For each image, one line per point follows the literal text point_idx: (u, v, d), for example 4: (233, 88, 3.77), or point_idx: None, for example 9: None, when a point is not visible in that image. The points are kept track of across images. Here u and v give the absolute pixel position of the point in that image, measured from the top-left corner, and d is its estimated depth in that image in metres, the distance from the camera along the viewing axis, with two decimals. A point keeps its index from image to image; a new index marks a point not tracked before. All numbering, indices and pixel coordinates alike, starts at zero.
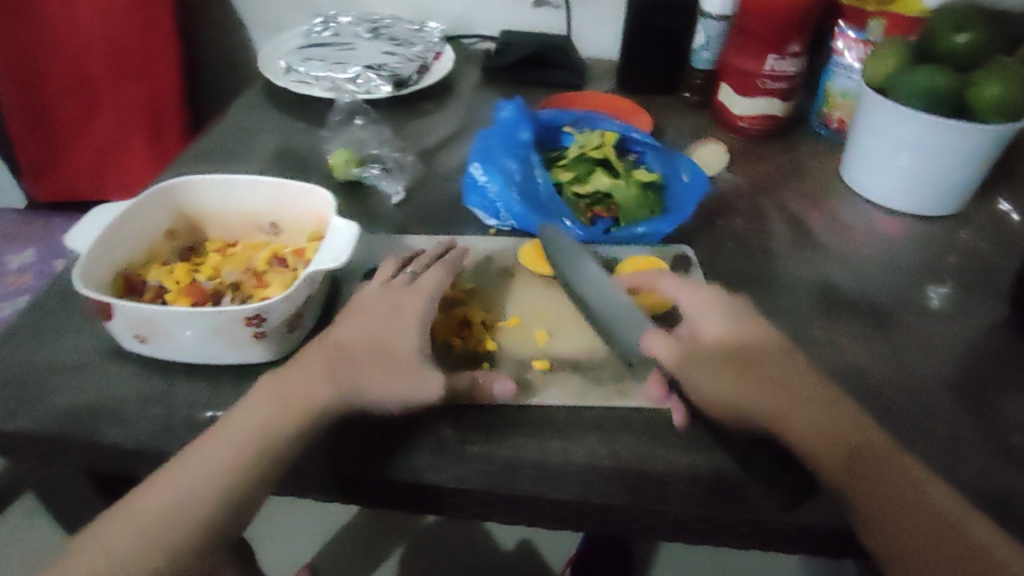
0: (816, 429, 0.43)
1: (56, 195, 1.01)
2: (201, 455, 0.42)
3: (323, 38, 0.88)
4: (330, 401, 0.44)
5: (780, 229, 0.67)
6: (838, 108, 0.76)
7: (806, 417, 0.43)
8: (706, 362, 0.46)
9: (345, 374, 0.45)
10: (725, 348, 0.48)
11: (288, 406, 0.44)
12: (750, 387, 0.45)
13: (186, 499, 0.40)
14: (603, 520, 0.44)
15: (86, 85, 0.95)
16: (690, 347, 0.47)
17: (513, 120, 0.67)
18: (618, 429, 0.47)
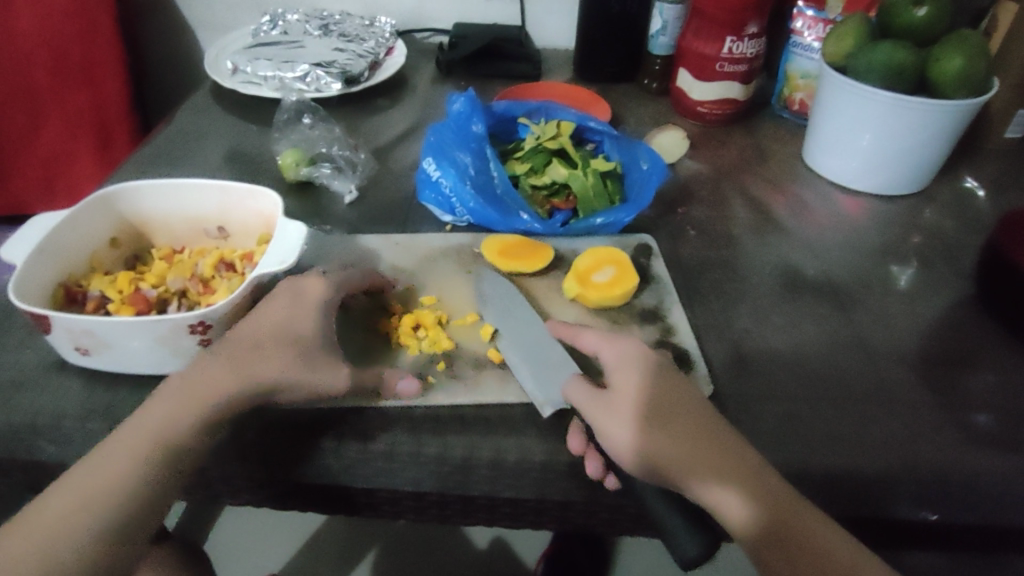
0: (745, 511, 0.38)
1: (2, 210, 0.97)
2: (79, 483, 0.38)
3: (271, 37, 0.85)
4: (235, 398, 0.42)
5: (744, 213, 0.65)
6: (799, 90, 0.75)
7: (734, 498, 0.38)
8: (628, 428, 0.41)
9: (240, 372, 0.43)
10: (650, 410, 0.41)
11: (175, 414, 0.40)
12: (675, 460, 0.39)
13: (62, 535, 0.37)
14: (553, 513, 0.46)
15: (26, 93, 0.90)
16: (613, 408, 0.42)
17: (466, 112, 0.64)
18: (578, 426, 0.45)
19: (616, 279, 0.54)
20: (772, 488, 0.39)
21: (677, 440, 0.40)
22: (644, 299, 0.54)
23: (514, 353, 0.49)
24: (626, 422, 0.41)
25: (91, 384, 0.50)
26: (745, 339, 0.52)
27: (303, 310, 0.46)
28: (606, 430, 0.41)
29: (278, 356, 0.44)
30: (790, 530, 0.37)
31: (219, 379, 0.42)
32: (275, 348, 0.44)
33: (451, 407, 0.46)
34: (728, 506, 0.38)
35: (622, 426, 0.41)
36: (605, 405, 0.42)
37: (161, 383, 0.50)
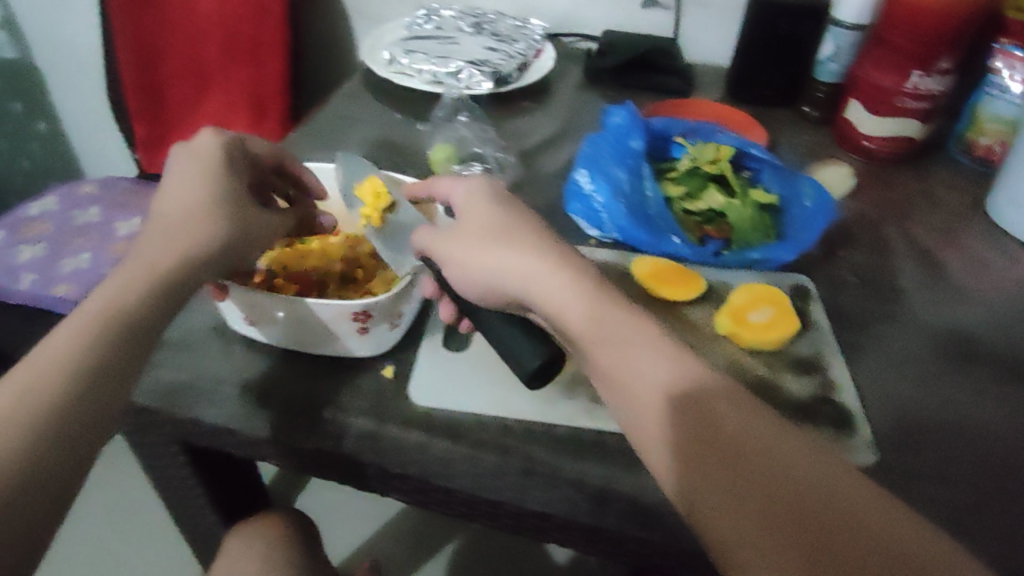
0: (634, 373, 0.36)
1: (164, 169, 1.07)
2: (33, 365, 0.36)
3: (426, 30, 0.87)
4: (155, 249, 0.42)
5: (908, 263, 0.60)
6: (985, 134, 0.68)
7: (610, 349, 0.37)
8: (490, 257, 0.41)
9: (169, 218, 0.44)
10: (485, 236, 0.43)
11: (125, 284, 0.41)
12: (528, 294, 0.40)
13: (19, 418, 0.34)
14: (675, 558, 0.44)
15: (198, 66, 0.98)
16: (455, 236, 0.44)
17: (625, 126, 0.64)
18: None
19: (772, 320, 0.51)
20: (666, 358, 0.37)
21: (495, 266, 0.41)
22: (800, 347, 0.51)
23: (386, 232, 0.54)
24: (467, 254, 0.43)
25: (249, 353, 0.52)
26: (912, 405, 0.48)
27: (194, 168, 0.46)
28: (454, 263, 0.44)
29: (195, 224, 0.43)
30: (710, 417, 0.34)
31: (143, 266, 0.41)
32: (178, 220, 0.44)
33: (594, 431, 0.46)
34: (605, 356, 0.37)
35: (456, 258, 0.43)
36: (462, 238, 0.44)
37: (310, 363, 0.51)
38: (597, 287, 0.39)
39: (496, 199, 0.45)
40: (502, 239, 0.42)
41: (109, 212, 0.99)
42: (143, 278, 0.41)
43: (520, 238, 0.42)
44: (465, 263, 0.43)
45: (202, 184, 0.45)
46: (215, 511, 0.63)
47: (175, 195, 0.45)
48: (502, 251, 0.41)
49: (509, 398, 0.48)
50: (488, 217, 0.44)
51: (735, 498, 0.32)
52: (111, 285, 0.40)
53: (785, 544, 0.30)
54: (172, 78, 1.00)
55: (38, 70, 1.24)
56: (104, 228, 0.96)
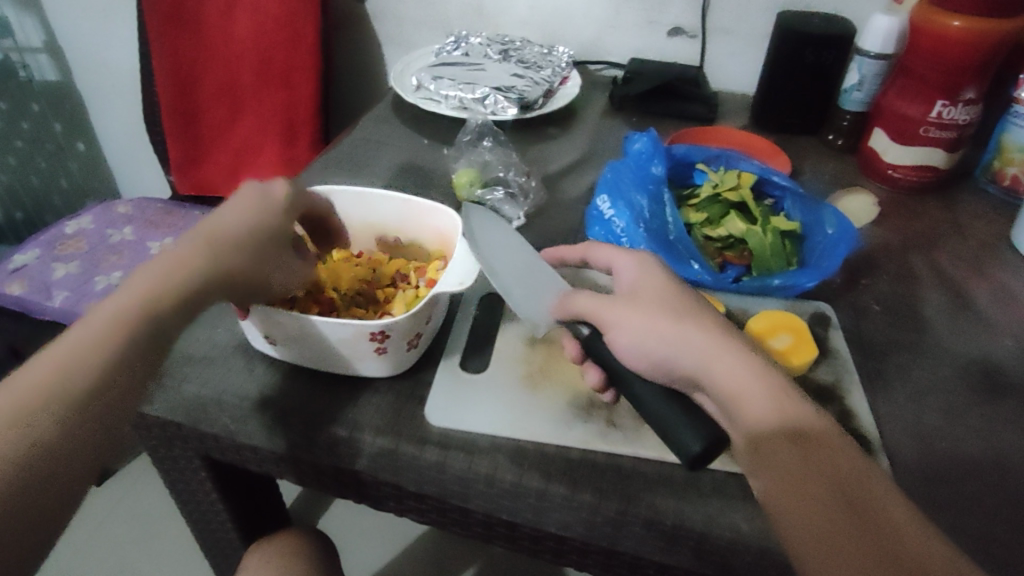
0: (793, 460, 0.37)
1: (196, 188, 1.10)
2: (73, 338, 0.37)
3: (455, 57, 0.89)
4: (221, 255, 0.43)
5: (933, 292, 0.60)
6: (1012, 164, 0.68)
7: (780, 431, 0.38)
8: (664, 330, 0.42)
9: (231, 238, 0.45)
10: (668, 309, 0.43)
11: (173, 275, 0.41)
12: (697, 363, 0.41)
13: (71, 384, 0.36)
14: None
15: (233, 89, 1.02)
16: (631, 305, 0.44)
17: (647, 152, 0.64)
18: (735, 497, 0.44)
19: (793, 348, 0.51)
20: (778, 382, 0.40)
21: (664, 335, 0.42)
22: (821, 374, 0.51)
23: (515, 274, 0.53)
24: (638, 319, 0.43)
25: (274, 370, 0.52)
26: (939, 437, 0.47)
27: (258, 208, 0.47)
28: (622, 327, 0.44)
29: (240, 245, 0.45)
30: (808, 432, 0.38)
31: (179, 263, 0.42)
32: (235, 238, 0.45)
33: (608, 455, 0.46)
34: (765, 435, 0.38)
35: (626, 322, 0.44)
36: (636, 305, 0.44)
37: (332, 381, 0.51)
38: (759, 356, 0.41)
39: (665, 277, 0.47)
40: (679, 316, 0.43)
41: (142, 231, 1.02)
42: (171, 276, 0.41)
43: (695, 317, 0.43)
44: (638, 331, 0.43)
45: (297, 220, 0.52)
46: (234, 526, 0.63)
47: (232, 218, 0.45)
48: (679, 324, 0.42)
49: (526, 418, 0.48)
50: (662, 293, 0.45)
51: (812, 492, 0.36)
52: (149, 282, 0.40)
53: (851, 534, 0.34)
54: (207, 101, 1.03)
55: (80, 93, 1.30)
56: (137, 247, 0.99)
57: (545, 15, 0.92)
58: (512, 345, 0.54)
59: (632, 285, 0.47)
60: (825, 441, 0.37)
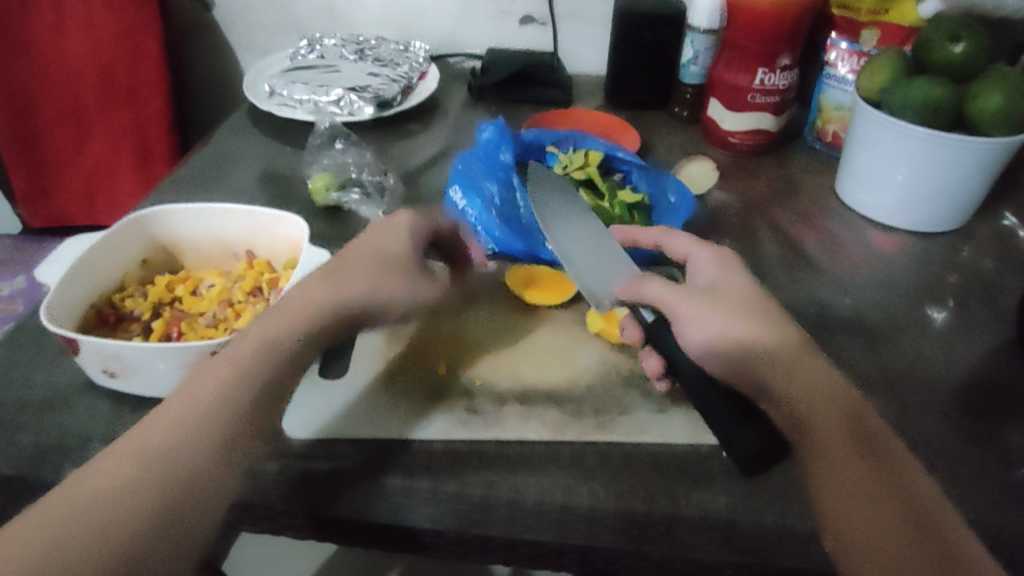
0: (864, 475, 0.37)
1: (50, 222, 1.01)
2: (118, 460, 0.38)
3: (308, 60, 0.87)
4: (322, 301, 0.45)
5: (772, 247, 0.65)
6: (832, 122, 0.74)
7: (871, 465, 0.37)
8: (736, 331, 0.42)
9: (346, 283, 0.46)
10: (746, 308, 0.44)
11: (238, 370, 0.42)
12: (767, 372, 0.41)
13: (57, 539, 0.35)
14: (577, 560, 0.42)
15: (75, 112, 0.95)
16: (706, 303, 0.44)
17: (494, 141, 0.66)
18: (610, 465, 0.45)
19: None
20: (850, 399, 0.40)
21: (756, 333, 0.42)
22: None
23: (586, 258, 0.52)
24: (714, 316, 0.43)
25: (121, 404, 0.50)
26: None
27: (384, 235, 0.51)
28: (697, 323, 0.43)
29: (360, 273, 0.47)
30: (875, 441, 0.39)
31: (245, 364, 0.42)
32: (339, 268, 0.48)
33: (470, 442, 0.46)
34: (843, 454, 0.38)
35: (704, 317, 0.43)
36: (711, 307, 0.43)
37: None
38: (813, 352, 0.42)
39: (739, 271, 0.47)
40: (757, 322, 0.43)
41: None
42: (237, 389, 0.41)
43: (761, 317, 0.43)
44: (715, 328, 0.42)
45: (381, 243, 0.50)
46: None
47: (363, 244, 0.49)
48: (756, 327, 0.42)
49: (388, 418, 0.48)
50: (738, 289, 0.45)
51: (876, 498, 0.36)
52: (211, 390, 0.41)
53: (918, 546, 0.35)
54: (48, 126, 0.95)
55: None
56: None
57: (398, 11, 0.91)
58: (371, 344, 0.54)
59: (712, 283, 0.45)
60: (906, 475, 0.37)
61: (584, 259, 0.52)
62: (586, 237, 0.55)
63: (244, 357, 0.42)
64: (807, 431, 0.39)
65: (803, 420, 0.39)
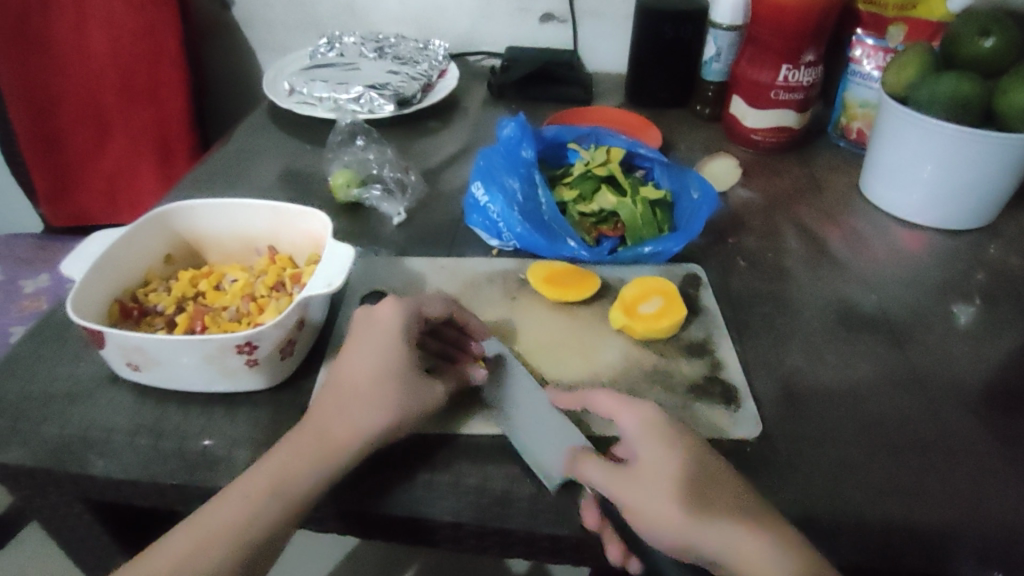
0: None
1: (71, 220, 1.01)
2: None
3: (328, 59, 0.87)
4: (333, 422, 0.42)
5: (795, 244, 0.64)
6: (857, 119, 0.73)
7: None
8: (680, 521, 0.37)
9: (352, 401, 0.43)
10: (685, 490, 0.38)
11: (229, 522, 0.39)
12: (734, 563, 0.37)
13: None
14: (595, 554, 0.43)
15: (97, 111, 0.95)
16: (638, 485, 0.39)
17: (516, 137, 0.65)
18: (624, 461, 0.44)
19: (663, 311, 0.53)
20: (825, 558, 0.37)
21: (704, 518, 0.38)
22: (692, 332, 0.53)
23: (533, 435, 0.44)
24: (661, 508, 0.38)
25: (145, 397, 0.50)
26: (798, 376, 0.50)
27: (383, 342, 0.45)
28: (642, 518, 0.38)
29: (363, 402, 0.43)
30: None
31: (232, 516, 0.39)
32: (338, 391, 0.44)
33: (493, 437, 0.46)
34: None
35: (640, 497, 0.38)
36: (652, 489, 0.39)
37: (209, 398, 0.49)
38: (778, 527, 0.37)
39: (673, 437, 0.40)
40: (700, 504, 0.38)
41: (11, 270, 0.93)
42: (241, 526, 0.39)
43: (705, 494, 0.38)
44: (660, 517, 0.38)
45: (384, 359, 0.44)
46: None
47: (354, 367, 0.44)
48: (704, 520, 0.37)
49: None
50: (678, 461, 0.39)
51: None
52: (199, 538, 0.39)
53: None
54: (69, 125, 0.95)
55: None
56: (7, 287, 0.90)
57: (417, 9, 0.91)
58: None
59: (640, 457, 0.40)
60: None
61: (528, 434, 0.45)
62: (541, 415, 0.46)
63: (223, 499, 0.40)
64: None
65: None
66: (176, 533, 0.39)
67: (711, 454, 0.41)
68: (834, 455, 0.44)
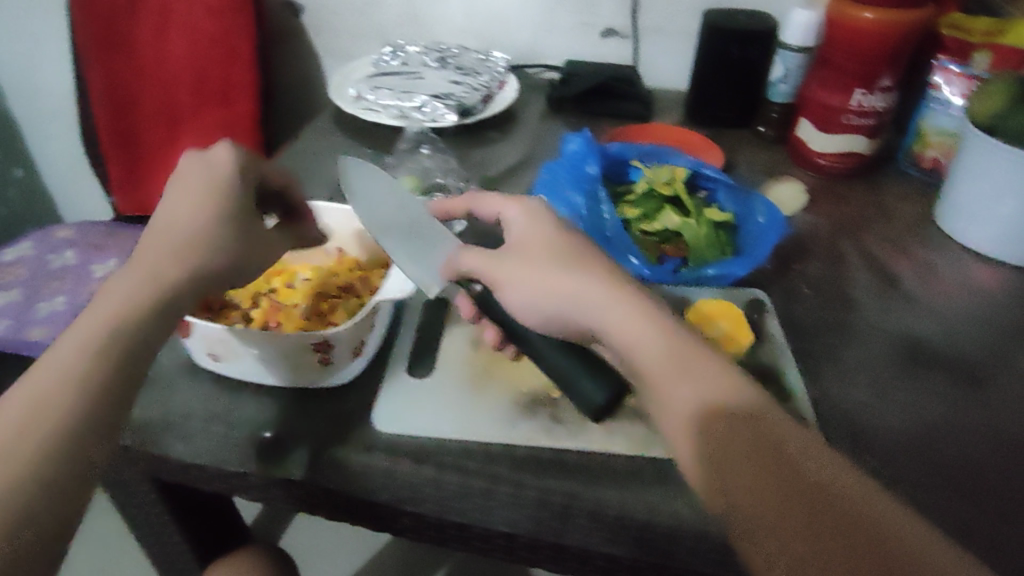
0: (744, 448, 0.35)
1: (139, 210, 1.06)
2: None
3: (393, 67, 0.89)
4: (178, 263, 0.41)
5: (861, 272, 0.62)
6: (932, 147, 0.71)
7: (688, 381, 0.38)
8: (580, 289, 0.42)
9: (156, 240, 0.42)
10: (566, 257, 0.43)
11: (113, 307, 0.39)
12: (625, 340, 0.40)
13: None
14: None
15: (172, 109, 0.99)
16: (527, 263, 0.44)
17: (581, 153, 0.66)
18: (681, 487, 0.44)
19: (730, 337, 0.52)
20: (748, 395, 0.38)
21: (554, 283, 0.42)
22: (757, 359, 0.52)
23: (401, 250, 0.51)
24: (564, 282, 0.42)
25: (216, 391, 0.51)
26: (866, 410, 0.49)
27: (197, 187, 0.44)
28: (516, 286, 0.44)
29: (168, 225, 0.43)
30: (781, 444, 0.35)
31: (110, 308, 0.39)
32: (175, 234, 0.42)
33: (553, 450, 0.46)
34: (671, 385, 0.38)
35: (557, 302, 0.42)
36: (560, 271, 0.43)
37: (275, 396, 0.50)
38: (670, 321, 0.40)
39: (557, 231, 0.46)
40: (575, 266, 0.43)
41: (84, 255, 0.97)
42: (111, 321, 0.38)
43: (581, 263, 0.43)
44: (536, 290, 0.43)
45: (191, 202, 0.43)
46: (196, 549, 0.61)
47: (172, 208, 0.43)
48: (577, 275, 0.42)
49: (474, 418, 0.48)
50: (557, 240, 0.45)
51: (775, 500, 0.34)
52: (87, 323, 0.38)
53: (814, 538, 0.32)
54: (146, 121, 1.00)
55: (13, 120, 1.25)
56: (80, 271, 0.94)
57: (481, 21, 0.93)
58: (460, 342, 0.55)
59: (519, 237, 0.46)
60: (802, 448, 0.36)
61: (409, 254, 0.51)
62: (432, 238, 0.52)
63: (111, 314, 0.38)
64: (672, 386, 0.38)
65: (677, 390, 0.38)
66: (58, 347, 0.37)
67: (583, 239, 0.45)
68: (906, 494, 0.43)
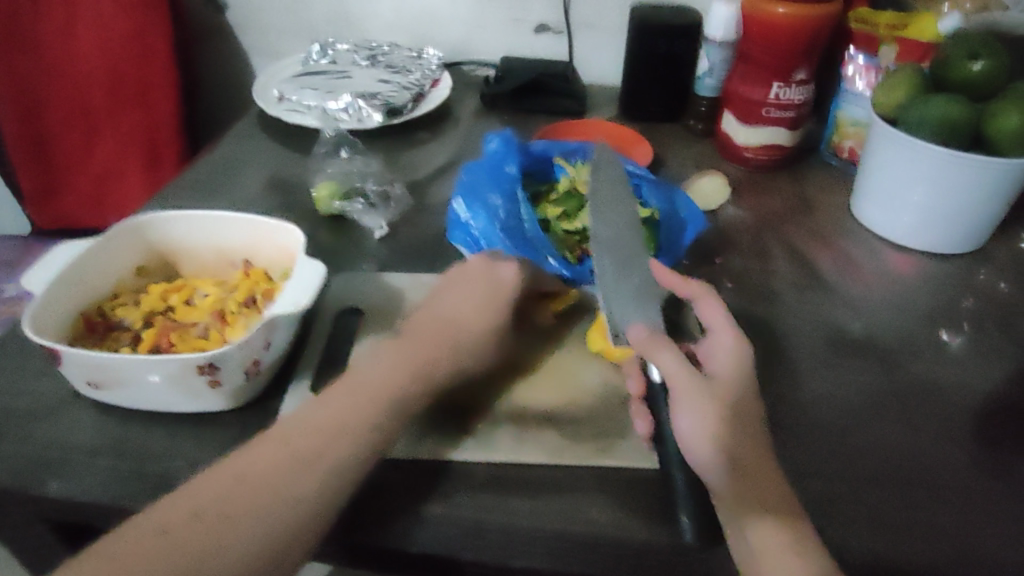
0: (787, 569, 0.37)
1: (56, 223, 1.00)
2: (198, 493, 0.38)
3: (320, 67, 0.87)
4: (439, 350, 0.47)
5: (783, 265, 0.63)
6: (848, 138, 0.72)
7: (744, 487, 0.39)
8: (704, 423, 0.39)
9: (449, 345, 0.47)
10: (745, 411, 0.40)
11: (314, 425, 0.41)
12: (724, 485, 0.39)
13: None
14: None
15: (87, 115, 0.94)
16: (716, 400, 0.40)
17: (501, 152, 0.65)
18: (589, 489, 0.44)
19: None
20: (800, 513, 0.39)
21: (735, 432, 0.39)
22: None
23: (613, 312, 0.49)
24: (716, 418, 0.39)
25: (115, 414, 0.49)
26: (783, 405, 0.49)
27: (493, 294, 0.51)
28: (686, 414, 0.40)
29: (458, 342, 0.48)
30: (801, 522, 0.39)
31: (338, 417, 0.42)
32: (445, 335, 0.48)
33: (464, 461, 0.45)
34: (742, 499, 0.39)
35: (699, 408, 0.39)
36: (733, 402, 0.40)
37: (178, 417, 0.48)
38: (772, 471, 0.40)
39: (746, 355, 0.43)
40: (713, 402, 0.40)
41: None
42: (356, 411, 0.42)
43: (744, 402, 0.41)
44: (705, 424, 0.39)
45: (469, 312, 0.49)
46: None
47: (448, 314, 0.49)
48: (723, 422, 0.39)
49: None
50: (736, 375, 0.42)
51: None
52: (314, 426, 0.41)
53: None
54: (59, 128, 0.95)
55: None
56: None
57: (411, 18, 0.91)
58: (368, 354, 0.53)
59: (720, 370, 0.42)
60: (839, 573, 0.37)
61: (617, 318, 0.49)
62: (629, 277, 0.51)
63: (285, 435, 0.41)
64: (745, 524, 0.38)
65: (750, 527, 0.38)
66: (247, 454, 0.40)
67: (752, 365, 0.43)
68: (817, 490, 0.43)
